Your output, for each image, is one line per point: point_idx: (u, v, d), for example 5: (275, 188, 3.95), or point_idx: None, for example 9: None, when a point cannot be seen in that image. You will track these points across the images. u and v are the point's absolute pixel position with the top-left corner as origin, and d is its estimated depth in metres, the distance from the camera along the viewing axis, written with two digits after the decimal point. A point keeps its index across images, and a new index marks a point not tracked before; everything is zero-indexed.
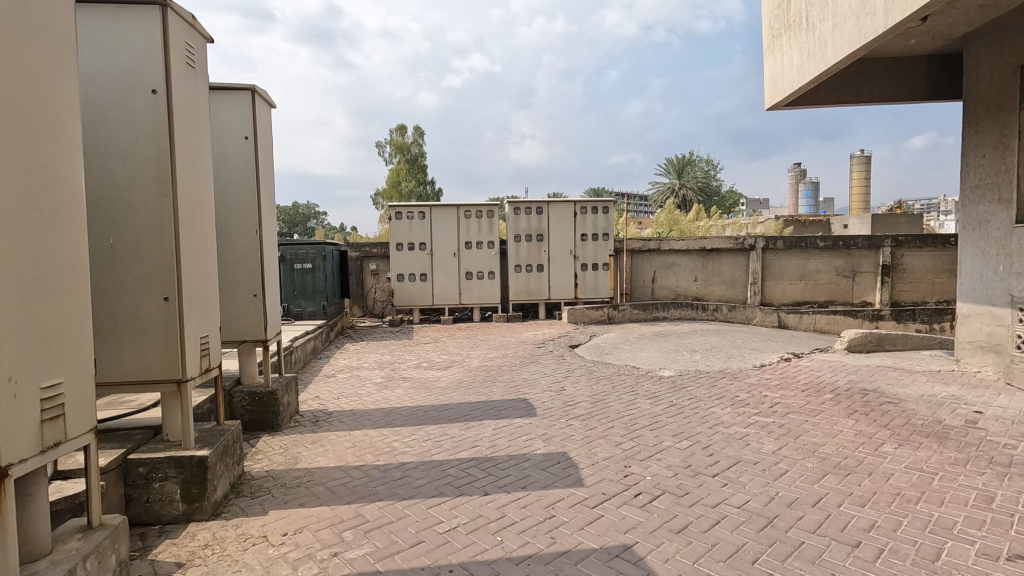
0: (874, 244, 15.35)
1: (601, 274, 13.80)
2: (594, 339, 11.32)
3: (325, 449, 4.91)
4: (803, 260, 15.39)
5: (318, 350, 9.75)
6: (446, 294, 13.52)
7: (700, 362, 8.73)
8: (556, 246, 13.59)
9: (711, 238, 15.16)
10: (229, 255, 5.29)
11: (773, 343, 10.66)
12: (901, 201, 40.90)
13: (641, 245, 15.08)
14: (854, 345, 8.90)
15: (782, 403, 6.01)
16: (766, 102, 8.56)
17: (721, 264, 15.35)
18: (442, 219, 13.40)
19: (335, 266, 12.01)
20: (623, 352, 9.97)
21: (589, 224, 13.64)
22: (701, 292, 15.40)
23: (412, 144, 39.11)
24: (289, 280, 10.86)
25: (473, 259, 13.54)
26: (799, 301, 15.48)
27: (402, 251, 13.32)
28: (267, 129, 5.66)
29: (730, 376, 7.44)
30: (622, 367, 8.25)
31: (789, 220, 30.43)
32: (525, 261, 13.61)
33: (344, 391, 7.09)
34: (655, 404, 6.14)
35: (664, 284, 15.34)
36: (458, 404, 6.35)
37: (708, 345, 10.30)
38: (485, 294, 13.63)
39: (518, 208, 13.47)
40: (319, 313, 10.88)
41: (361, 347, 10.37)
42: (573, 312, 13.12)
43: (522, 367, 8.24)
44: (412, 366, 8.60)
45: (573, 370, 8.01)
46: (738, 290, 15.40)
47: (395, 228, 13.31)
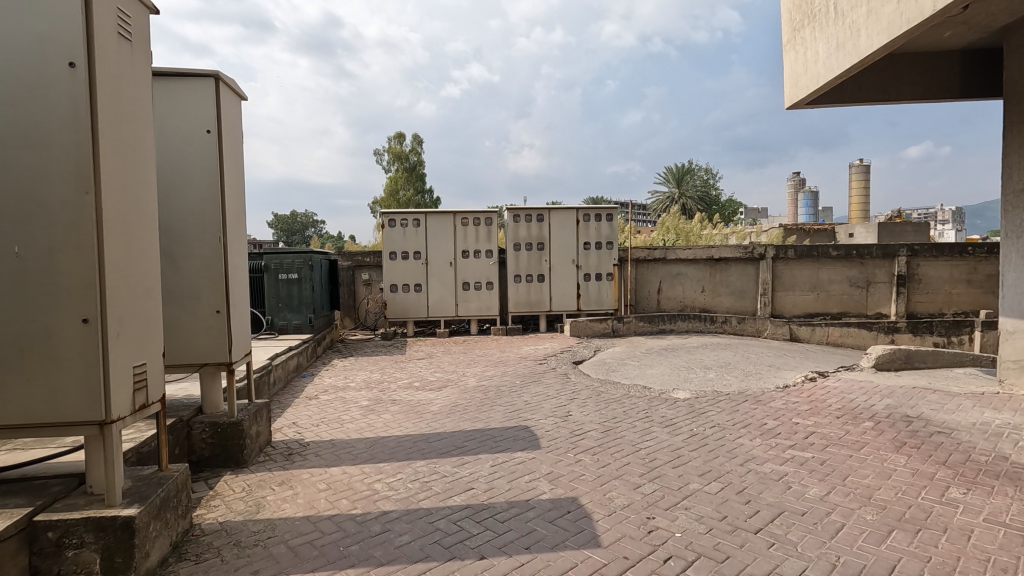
0: (889, 253, 14.73)
1: (605, 284, 13.13)
2: (599, 354, 10.64)
3: (294, 493, 4.20)
4: (816, 270, 14.76)
5: (303, 367, 9.04)
6: (442, 306, 12.84)
7: (716, 381, 8.04)
8: (558, 256, 12.94)
9: (719, 247, 14.53)
10: (188, 265, 4.62)
11: (791, 359, 9.98)
12: (902, 210, 40.51)
13: (647, 254, 14.42)
14: (882, 363, 8.22)
15: (818, 433, 5.31)
16: (786, 101, 7.94)
17: (729, 274, 14.70)
18: (437, 227, 12.74)
19: (324, 276, 11.31)
20: (630, 369, 9.29)
21: (593, 232, 12.99)
22: (709, 304, 14.73)
23: (411, 152, 38.67)
24: (273, 291, 10.15)
25: (470, 269, 12.87)
26: (811, 313, 14.83)
27: (396, 261, 12.65)
28: (234, 122, 4.99)
29: (752, 398, 6.75)
30: (632, 388, 7.56)
31: (793, 229, 29.85)
32: (525, 271, 12.93)
33: (325, 416, 6.38)
34: (673, 433, 5.45)
35: (670, 295, 14.67)
36: (452, 433, 5.64)
37: (721, 362, 9.62)
38: (483, 305, 12.95)
39: (518, 215, 12.82)
40: (305, 326, 10.19)
41: (350, 363, 9.67)
42: (576, 325, 12.44)
43: (522, 387, 7.54)
44: (403, 385, 7.89)
45: (579, 391, 7.32)
46: (747, 302, 14.74)
47: (388, 236, 12.65)
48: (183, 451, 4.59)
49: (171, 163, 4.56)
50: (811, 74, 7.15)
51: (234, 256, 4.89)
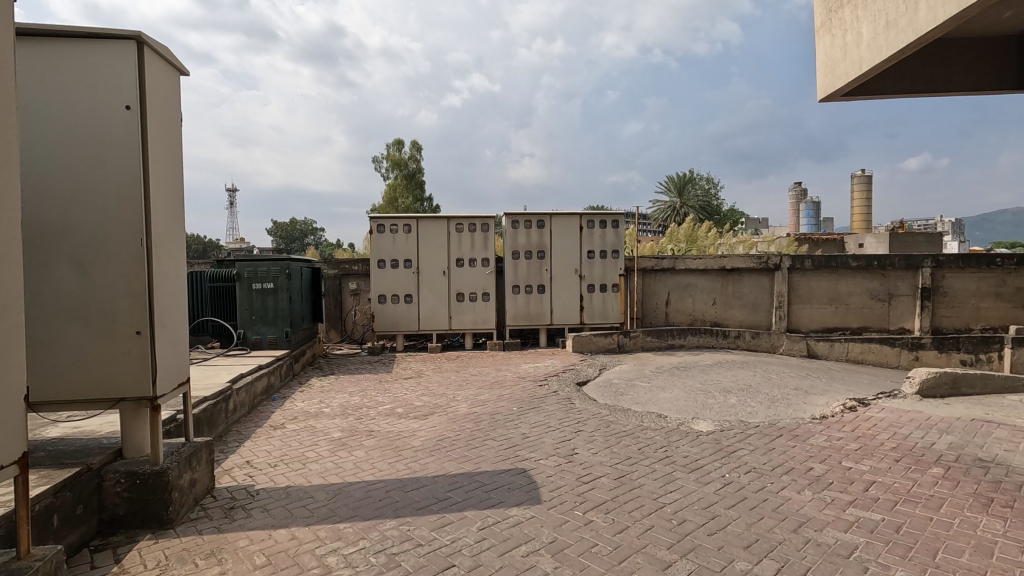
0: (912, 264, 13.81)
1: (610, 296, 12.18)
2: (604, 373, 9.71)
3: (221, 571, 3.23)
4: (834, 282, 13.84)
5: (275, 389, 8.08)
6: (434, 318, 11.89)
7: (739, 410, 7.07)
8: (560, 265, 12.02)
9: (731, 256, 13.62)
10: (101, 275, 3.69)
11: (818, 381, 9.01)
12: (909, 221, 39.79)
13: (654, 263, 13.49)
14: (928, 389, 7.26)
15: (881, 484, 4.35)
16: (819, 94, 7.05)
17: (743, 286, 13.77)
18: (430, 233, 11.83)
19: (304, 285, 10.38)
20: (639, 392, 8.35)
21: (597, 240, 12.08)
22: (721, 317, 13.79)
23: (411, 159, 37.86)
24: (247, 302, 9.19)
25: (465, 278, 11.94)
26: (828, 327, 13.91)
27: (385, 269, 11.73)
28: (167, 100, 4.08)
29: (786, 433, 5.80)
30: (645, 417, 6.60)
31: (800, 238, 28.93)
32: (524, 282, 11.99)
33: (287, 452, 5.41)
34: (702, 481, 4.49)
35: (679, 308, 13.72)
36: (434, 479, 4.66)
37: (741, 384, 8.66)
38: (479, 318, 11.99)
39: (517, 221, 11.91)
40: (281, 340, 9.26)
41: (329, 383, 8.72)
42: (579, 340, 11.51)
43: (519, 416, 6.58)
44: (383, 412, 6.92)
45: (584, 421, 6.37)
46: (761, 315, 13.81)
47: (377, 243, 11.73)
48: (90, 509, 3.64)
49: (81, 146, 3.64)
50: (851, 60, 6.29)
51: (163, 263, 3.95)
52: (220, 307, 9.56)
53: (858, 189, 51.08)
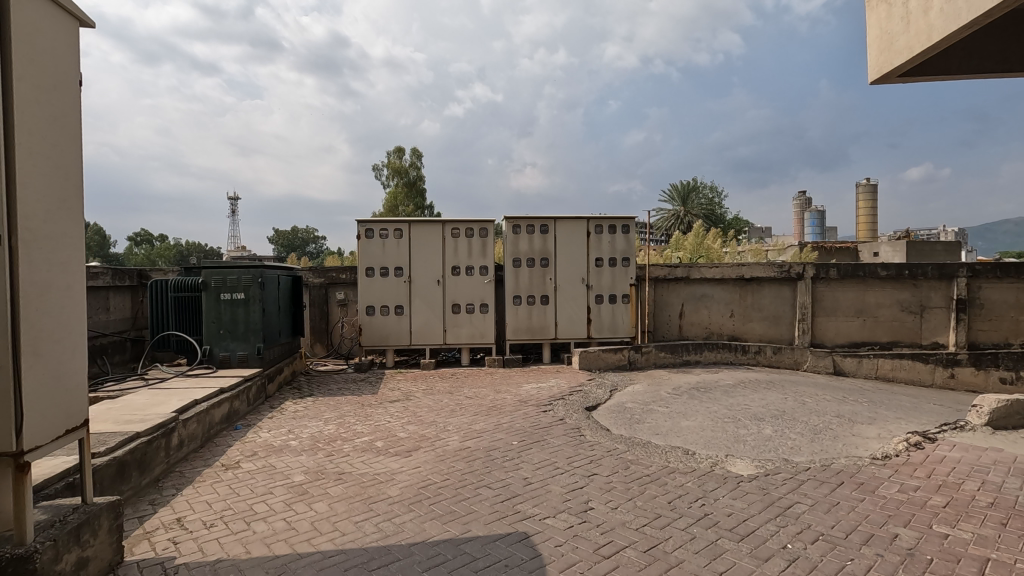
0: (946, 273, 12.75)
1: (621, 308, 11.13)
2: (616, 395, 8.65)
3: None
4: (861, 293, 12.80)
5: (239, 415, 7.03)
6: (427, 332, 10.86)
7: (780, 446, 5.99)
8: (565, 274, 10.99)
9: (750, 264, 12.59)
10: None
11: (859, 406, 7.95)
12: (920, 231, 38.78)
13: (667, 272, 12.47)
14: (999, 420, 6.19)
15: (1000, 566, 3.28)
16: (871, 74, 6.06)
17: (763, 297, 12.72)
18: (423, 238, 10.83)
19: (283, 295, 9.37)
20: (658, 419, 7.29)
21: (606, 247, 11.07)
22: (739, 331, 12.73)
23: (411, 166, 36.96)
24: (214, 314, 8.17)
25: (461, 288, 10.91)
26: (855, 342, 12.85)
27: (373, 278, 10.73)
28: (52, 53, 3.07)
29: (848, 480, 4.72)
30: (670, 456, 5.53)
31: (812, 246, 27.90)
32: (526, 291, 10.95)
33: (231, 505, 4.34)
34: (761, 557, 3.42)
35: (694, 321, 12.67)
36: (410, 549, 3.60)
37: (773, 410, 7.59)
38: (476, 332, 10.95)
39: (518, 225, 10.91)
40: (252, 358, 8.22)
41: (305, 407, 7.68)
42: (586, 356, 10.48)
43: (520, 453, 5.51)
44: (359, 447, 5.85)
45: (598, 461, 5.30)
46: (783, 328, 12.74)
47: (365, 249, 10.72)
48: None
49: None
50: (916, 30, 5.28)
51: (38, 269, 2.91)
52: (185, 320, 8.54)
53: (864, 198, 50.17)
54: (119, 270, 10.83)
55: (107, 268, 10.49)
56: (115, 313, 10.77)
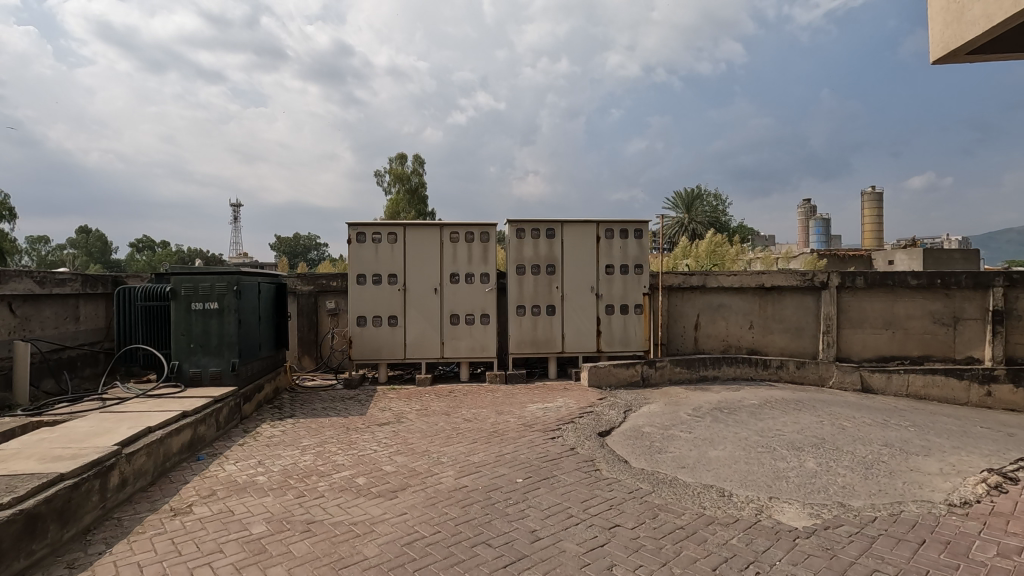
0: (981, 282, 11.87)
1: (633, 319, 10.27)
2: (631, 417, 7.79)
3: None
4: (889, 304, 11.94)
5: (205, 443, 6.18)
6: (423, 344, 10.00)
7: (831, 486, 5.10)
8: (573, 282, 10.15)
9: (771, 273, 11.74)
10: None
11: (905, 432, 7.07)
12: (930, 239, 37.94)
13: (682, 280, 11.63)
14: None
15: None
16: (934, 53, 5.24)
17: (784, 307, 11.86)
18: (420, 243, 10.01)
19: (264, 304, 8.55)
20: (682, 447, 6.41)
21: (617, 253, 10.23)
22: (759, 344, 11.85)
23: (412, 173, 36.25)
24: (184, 326, 7.35)
25: (461, 297, 10.08)
26: (883, 356, 11.97)
27: (365, 286, 9.90)
28: None
29: (930, 538, 3.84)
30: (704, 499, 4.65)
31: (824, 254, 26.96)
32: (530, 301, 10.09)
33: (167, 570, 3.48)
34: None
35: (710, 333, 11.80)
36: None
37: (811, 438, 6.71)
38: (476, 344, 10.09)
39: (522, 229, 10.09)
40: (226, 374, 7.39)
41: (282, 432, 6.82)
42: (596, 372, 9.64)
43: (526, 496, 4.64)
44: (336, 485, 4.98)
45: (620, 507, 4.42)
46: (805, 341, 11.87)
47: (357, 255, 9.91)
48: None
49: None
50: None
51: None
52: (153, 333, 7.70)
53: (870, 205, 49.36)
54: (91, 277, 9.97)
55: (76, 274, 9.54)
56: (86, 323, 9.92)
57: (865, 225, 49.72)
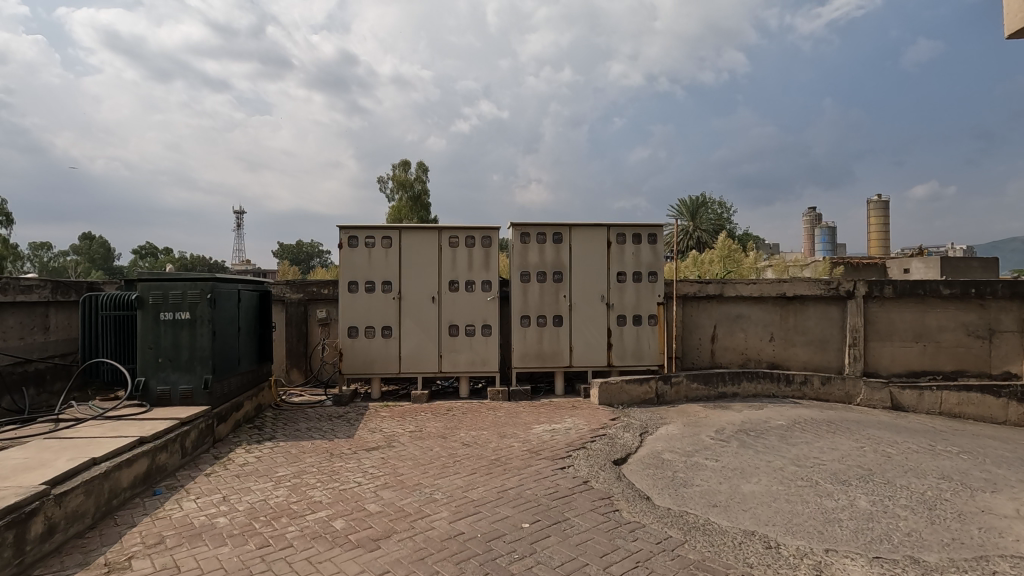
0: (1019, 292, 11.05)
1: (646, 331, 9.50)
2: (648, 442, 7.01)
3: None
4: (919, 314, 11.14)
5: (166, 473, 5.41)
6: (420, 358, 9.24)
7: (894, 534, 4.31)
8: (582, 291, 9.39)
9: (792, 281, 10.96)
10: None
11: (958, 462, 6.27)
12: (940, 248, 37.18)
13: (697, 289, 10.88)
14: None
15: None
16: (1010, 27, 4.50)
17: (807, 318, 11.06)
18: (416, 248, 9.28)
19: (244, 314, 7.81)
20: (710, 479, 5.62)
21: (629, 259, 9.48)
22: (781, 358, 11.05)
23: (415, 180, 35.62)
24: (151, 338, 6.60)
25: (460, 306, 9.32)
26: (914, 371, 11.15)
27: (357, 294, 9.17)
28: None
29: None
30: (748, 554, 3.87)
31: (837, 261, 26.12)
32: (535, 311, 9.33)
33: None
34: None
35: (728, 346, 11.02)
36: None
37: (854, 469, 5.92)
38: (476, 358, 9.32)
39: (527, 233, 9.36)
40: (198, 393, 6.64)
41: (257, 459, 6.05)
42: (606, 389, 8.88)
43: (535, 549, 3.85)
44: (308, 531, 4.20)
45: (649, 565, 3.64)
46: (830, 355, 11.07)
47: (349, 260, 9.18)
48: None
49: None
50: None
51: None
52: (119, 345, 6.95)
53: (875, 214, 48.63)
54: (62, 283, 9.23)
55: (46, 280, 8.82)
56: (57, 332, 9.17)
57: (870, 233, 48.86)
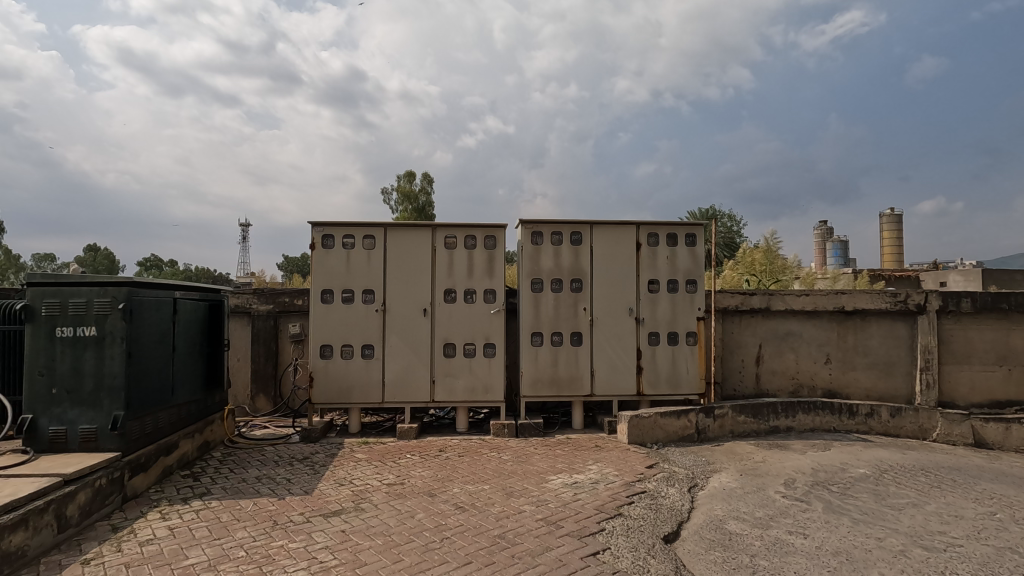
0: None
1: (684, 352, 7.80)
2: (702, 503, 5.28)
3: None
4: (1003, 334, 9.38)
5: (21, 562, 3.73)
6: (407, 384, 7.57)
7: None
8: (605, 302, 7.73)
9: (852, 293, 9.26)
10: None
11: None
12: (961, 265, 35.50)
13: (739, 301, 9.19)
14: None
15: None
16: None
17: (869, 336, 9.35)
18: (405, 250, 7.66)
19: (183, 331, 6.18)
20: (810, 572, 3.89)
21: (663, 265, 7.82)
22: (839, 384, 9.31)
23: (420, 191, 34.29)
24: (43, 360, 4.99)
25: (457, 321, 7.67)
26: (998, 401, 9.36)
27: (333, 306, 7.54)
28: None
29: None
30: None
31: (869, 275, 24.27)
32: (549, 328, 7.65)
33: None
34: None
35: (776, 369, 9.29)
36: None
37: (1010, 555, 4.17)
38: (477, 385, 7.64)
39: (539, 233, 7.73)
40: (104, 435, 4.97)
41: (168, 534, 4.36)
42: (637, 424, 7.17)
43: None
44: None
45: None
46: (896, 380, 9.33)
47: (323, 264, 7.55)
48: None
49: None
50: None
51: None
52: (9, 370, 5.33)
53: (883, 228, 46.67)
54: None
55: None
56: None
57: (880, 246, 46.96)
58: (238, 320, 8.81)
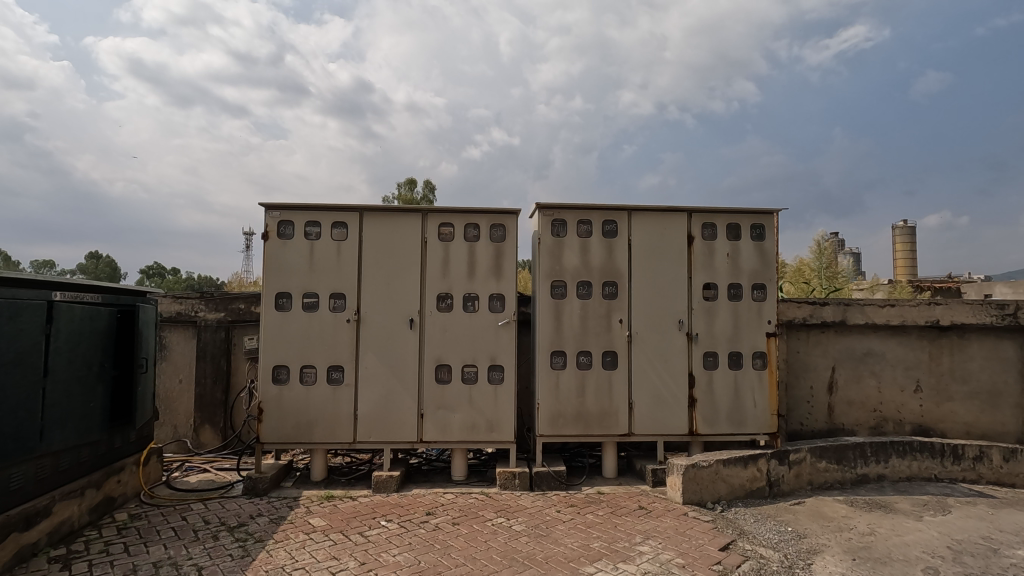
0: None
1: (749, 379, 5.96)
2: None
3: None
4: None
5: None
6: (388, 419, 5.74)
7: None
8: (647, 313, 5.92)
9: (948, 304, 7.41)
10: None
11: None
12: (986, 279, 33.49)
13: (808, 313, 7.37)
14: None
15: None
16: None
17: (969, 359, 7.47)
18: (387, 243, 5.89)
19: (68, 348, 4.41)
20: None
21: (721, 265, 6.01)
22: (932, 419, 7.44)
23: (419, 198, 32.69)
24: None
25: (454, 335, 5.86)
26: None
27: (291, 314, 5.75)
28: None
29: None
30: None
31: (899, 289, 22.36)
32: (574, 346, 5.83)
33: None
34: None
35: (854, 399, 7.43)
36: None
37: None
38: (479, 420, 5.81)
39: (561, 221, 5.93)
40: None
41: None
42: (693, 478, 5.31)
43: None
44: None
45: None
46: (1004, 414, 7.42)
47: (280, 260, 5.77)
48: None
49: None
50: None
51: None
52: None
53: (901, 240, 44.33)
54: None
55: None
56: None
57: (898, 259, 44.81)
58: (181, 331, 7.02)
